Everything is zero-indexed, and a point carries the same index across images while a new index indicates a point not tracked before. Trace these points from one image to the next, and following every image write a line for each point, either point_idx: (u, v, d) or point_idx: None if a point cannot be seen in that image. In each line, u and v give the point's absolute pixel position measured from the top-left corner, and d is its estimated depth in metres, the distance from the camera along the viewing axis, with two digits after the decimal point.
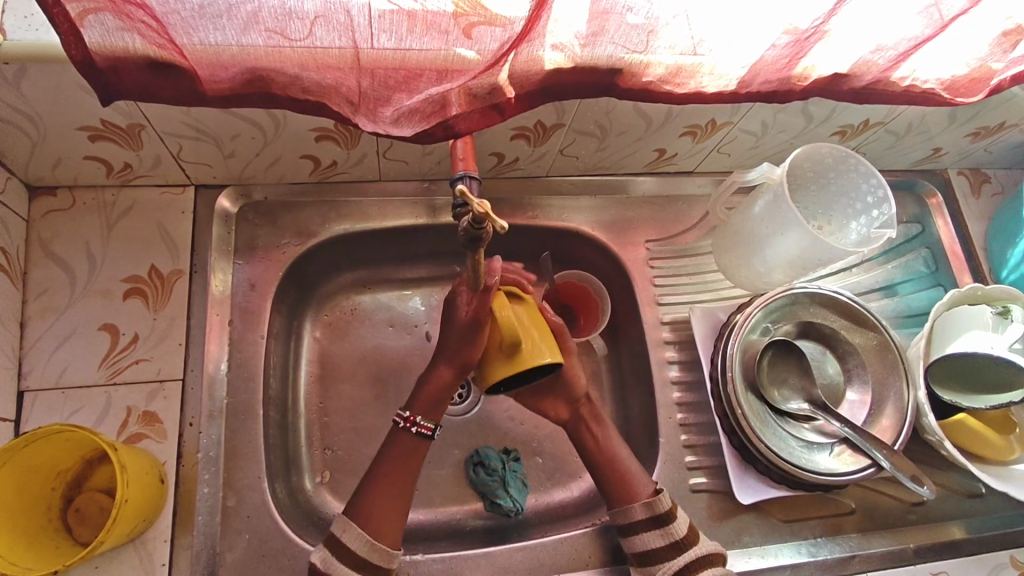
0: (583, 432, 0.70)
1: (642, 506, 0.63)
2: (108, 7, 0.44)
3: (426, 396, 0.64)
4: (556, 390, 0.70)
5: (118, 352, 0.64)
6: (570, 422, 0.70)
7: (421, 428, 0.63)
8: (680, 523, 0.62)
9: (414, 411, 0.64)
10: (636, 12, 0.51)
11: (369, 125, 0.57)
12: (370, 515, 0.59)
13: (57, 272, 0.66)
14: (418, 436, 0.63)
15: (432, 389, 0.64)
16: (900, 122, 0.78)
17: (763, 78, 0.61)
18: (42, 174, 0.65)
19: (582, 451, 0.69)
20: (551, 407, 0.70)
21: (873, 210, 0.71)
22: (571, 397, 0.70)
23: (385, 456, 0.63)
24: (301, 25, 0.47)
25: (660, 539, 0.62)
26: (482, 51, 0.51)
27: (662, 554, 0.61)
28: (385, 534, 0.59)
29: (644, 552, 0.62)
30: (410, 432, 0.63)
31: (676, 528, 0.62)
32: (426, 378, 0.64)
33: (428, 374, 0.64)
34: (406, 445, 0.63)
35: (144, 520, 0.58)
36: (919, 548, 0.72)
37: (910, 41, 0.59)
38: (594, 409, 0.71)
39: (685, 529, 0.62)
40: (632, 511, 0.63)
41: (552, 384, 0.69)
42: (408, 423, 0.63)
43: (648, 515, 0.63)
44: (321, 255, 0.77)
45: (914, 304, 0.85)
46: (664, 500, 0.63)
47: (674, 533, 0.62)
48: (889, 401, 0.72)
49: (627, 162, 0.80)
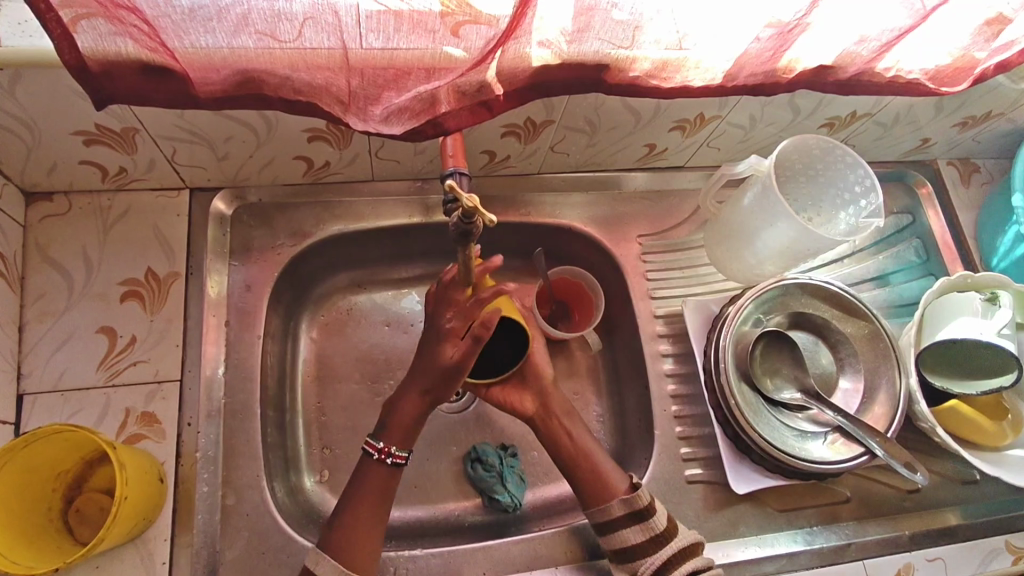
0: (555, 425, 0.70)
1: (620, 503, 0.64)
2: (101, 11, 0.45)
3: (391, 425, 0.65)
4: (526, 383, 0.70)
5: (116, 354, 0.65)
6: (538, 415, 0.70)
7: (396, 458, 0.64)
8: (659, 516, 0.63)
9: (388, 444, 0.64)
10: (621, 8, 0.52)
11: (359, 124, 0.57)
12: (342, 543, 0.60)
13: (55, 277, 0.67)
14: (393, 467, 0.64)
15: (399, 419, 0.65)
16: (887, 114, 0.78)
17: (748, 71, 0.62)
18: (39, 180, 0.66)
19: (554, 448, 0.69)
20: (519, 400, 0.69)
21: (861, 200, 0.72)
22: (539, 389, 0.70)
23: (358, 482, 0.63)
24: (290, 26, 0.48)
25: (641, 534, 0.62)
26: (469, 48, 0.52)
27: (645, 549, 0.62)
28: (358, 563, 0.59)
29: (625, 548, 0.62)
30: (386, 463, 0.63)
31: (656, 521, 0.63)
32: (392, 411, 0.65)
33: (395, 406, 0.65)
34: (379, 475, 0.63)
35: (144, 520, 0.58)
36: (915, 535, 0.73)
37: (893, 31, 0.59)
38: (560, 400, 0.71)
39: (665, 522, 0.63)
40: (611, 508, 0.64)
41: (521, 376, 0.70)
42: (385, 454, 0.63)
43: (626, 512, 0.63)
44: (316, 256, 0.78)
45: (907, 293, 0.85)
46: (642, 496, 0.64)
47: (654, 526, 0.62)
48: (882, 389, 0.73)
49: (619, 158, 0.81)
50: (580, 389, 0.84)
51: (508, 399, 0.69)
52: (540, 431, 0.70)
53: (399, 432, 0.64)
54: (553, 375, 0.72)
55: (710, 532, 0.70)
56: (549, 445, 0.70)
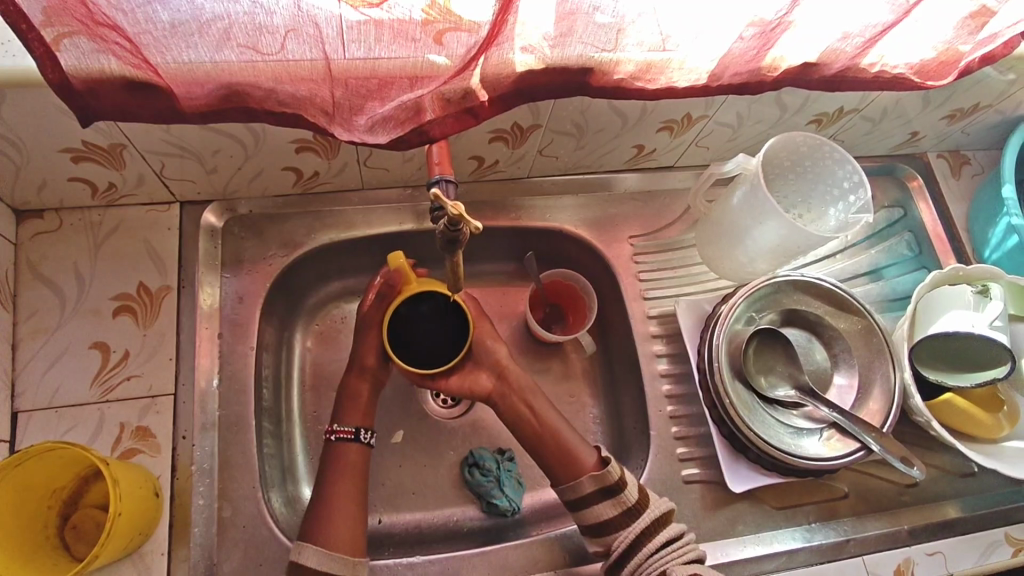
0: (516, 401, 0.70)
1: (590, 480, 0.63)
2: (82, 30, 0.44)
3: (345, 408, 0.70)
4: (479, 361, 0.71)
5: (109, 369, 0.65)
6: (497, 393, 0.70)
7: (340, 433, 0.67)
8: (631, 490, 0.63)
9: (335, 423, 0.69)
10: (603, 12, 0.52)
11: (344, 134, 0.58)
12: (321, 529, 0.61)
13: (47, 293, 0.67)
14: (338, 442, 0.67)
15: (354, 403, 0.70)
16: (875, 109, 0.78)
17: (733, 70, 0.62)
18: (29, 198, 0.66)
19: (521, 429, 0.69)
20: (475, 380, 0.70)
21: (849, 196, 0.72)
22: (494, 364, 0.71)
23: (327, 469, 0.66)
24: (272, 39, 0.48)
25: (613, 509, 0.62)
26: (452, 56, 0.52)
27: (618, 523, 0.62)
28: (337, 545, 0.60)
29: (598, 524, 0.63)
30: (331, 439, 0.67)
31: (627, 495, 0.63)
32: (344, 395, 0.70)
33: (346, 388, 0.71)
34: (356, 456, 0.67)
35: (141, 535, 0.58)
36: (913, 529, 0.73)
37: (876, 27, 0.59)
38: (518, 373, 0.71)
39: (636, 494, 0.63)
40: (582, 485, 0.64)
41: (474, 356, 0.71)
42: (330, 434, 0.68)
43: (597, 488, 0.63)
44: (308, 266, 0.78)
45: (899, 287, 0.85)
46: (613, 471, 0.63)
47: (626, 501, 0.62)
48: (877, 383, 0.73)
49: (608, 160, 0.81)
50: (576, 392, 0.84)
51: (463, 382, 0.69)
52: (501, 409, 0.70)
53: (348, 411, 0.69)
54: (508, 350, 0.72)
55: (709, 532, 0.70)
56: (514, 423, 0.70)
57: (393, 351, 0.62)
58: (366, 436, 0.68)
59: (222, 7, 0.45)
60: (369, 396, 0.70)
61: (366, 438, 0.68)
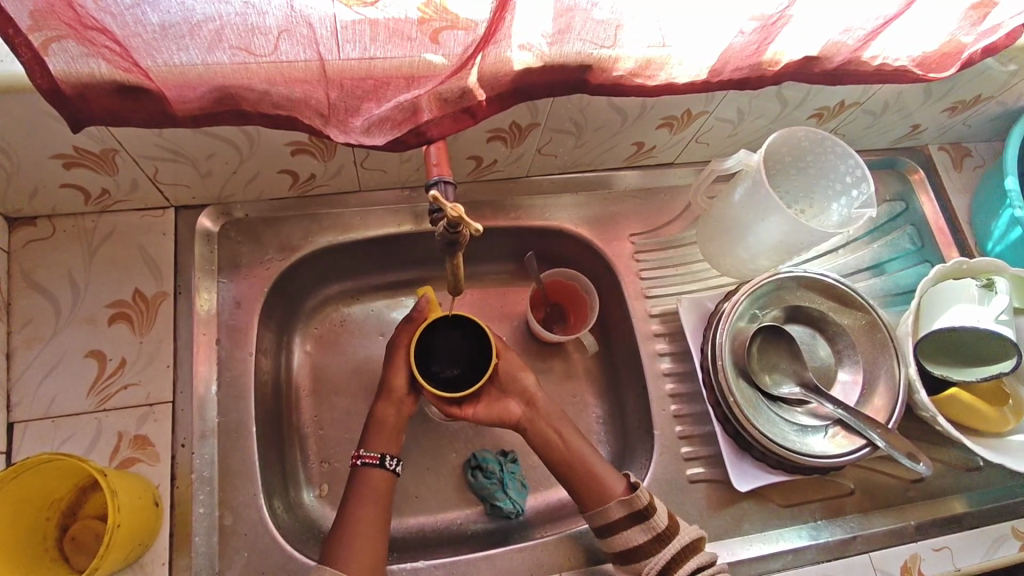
0: (543, 426, 0.69)
1: (620, 506, 0.63)
2: (71, 33, 0.43)
3: (372, 432, 0.68)
4: (506, 389, 0.70)
5: (106, 378, 0.64)
6: (525, 418, 0.69)
7: (366, 458, 0.66)
8: (660, 515, 0.62)
9: (362, 447, 0.67)
10: (602, 8, 0.51)
11: (340, 135, 0.57)
12: (340, 549, 0.60)
13: (41, 301, 0.66)
14: (364, 467, 0.65)
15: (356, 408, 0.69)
16: (876, 102, 0.78)
17: (733, 65, 0.61)
18: (20, 205, 0.65)
19: (547, 453, 0.68)
20: (504, 407, 0.69)
21: (852, 190, 0.71)
22: (522, 392, 0.70)
23: (350, 491, 0.64)
24: (265, 40, 0.47)
25: (643, 535, 0.62)
26: (448, 54, 0.51)
27: (647, 550, 0.61)
28: None
29: (629, 550, 0.62)
30: (357, 464, 0.66)
31: (656, 521, 0.62)
32: (372, 419, 0.68)
33: (373, 416, 0.68)
34: (381, 478, 0.65)
35: (141, 545, 0.58)
36: (920, 524, 0.72)
37: (878, 20, 0.58)
38: (546, 400, 0.71)
39: (666, 520, 0.62)
40: (611, 510, 0.63)
41: (499, 383, 0.70)
42: (356, 458, 0.66)
43: (626, 513, 0.62)
44: (306, 269, 0.77)
45: (903, 281, 0.85)
46: (641, 495, 0.63)
47: (655, 526, 0.62)
48: (882, 378, 0.72)
49: (607, 157, 0.80)
50: (578, 391, 0.83)
51: (490, 410, 0.68)
52: (530, 436, 0.69)
53: None
54: (536, 378, 0.71)
55: (713, 531, 0.70)
56: (541, 449, 0.69)
57: (421, 377, 0.62)
58: (392, 463, 0.66)
59: (213, 8, 0.44)
60: (396, 411, 0.69)
61: (391, 465, 0.66)
